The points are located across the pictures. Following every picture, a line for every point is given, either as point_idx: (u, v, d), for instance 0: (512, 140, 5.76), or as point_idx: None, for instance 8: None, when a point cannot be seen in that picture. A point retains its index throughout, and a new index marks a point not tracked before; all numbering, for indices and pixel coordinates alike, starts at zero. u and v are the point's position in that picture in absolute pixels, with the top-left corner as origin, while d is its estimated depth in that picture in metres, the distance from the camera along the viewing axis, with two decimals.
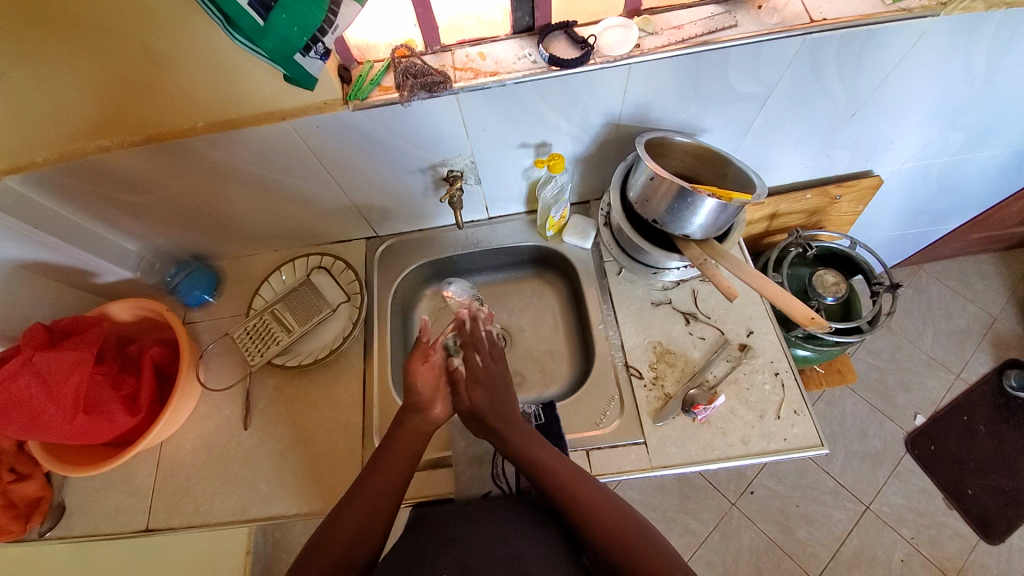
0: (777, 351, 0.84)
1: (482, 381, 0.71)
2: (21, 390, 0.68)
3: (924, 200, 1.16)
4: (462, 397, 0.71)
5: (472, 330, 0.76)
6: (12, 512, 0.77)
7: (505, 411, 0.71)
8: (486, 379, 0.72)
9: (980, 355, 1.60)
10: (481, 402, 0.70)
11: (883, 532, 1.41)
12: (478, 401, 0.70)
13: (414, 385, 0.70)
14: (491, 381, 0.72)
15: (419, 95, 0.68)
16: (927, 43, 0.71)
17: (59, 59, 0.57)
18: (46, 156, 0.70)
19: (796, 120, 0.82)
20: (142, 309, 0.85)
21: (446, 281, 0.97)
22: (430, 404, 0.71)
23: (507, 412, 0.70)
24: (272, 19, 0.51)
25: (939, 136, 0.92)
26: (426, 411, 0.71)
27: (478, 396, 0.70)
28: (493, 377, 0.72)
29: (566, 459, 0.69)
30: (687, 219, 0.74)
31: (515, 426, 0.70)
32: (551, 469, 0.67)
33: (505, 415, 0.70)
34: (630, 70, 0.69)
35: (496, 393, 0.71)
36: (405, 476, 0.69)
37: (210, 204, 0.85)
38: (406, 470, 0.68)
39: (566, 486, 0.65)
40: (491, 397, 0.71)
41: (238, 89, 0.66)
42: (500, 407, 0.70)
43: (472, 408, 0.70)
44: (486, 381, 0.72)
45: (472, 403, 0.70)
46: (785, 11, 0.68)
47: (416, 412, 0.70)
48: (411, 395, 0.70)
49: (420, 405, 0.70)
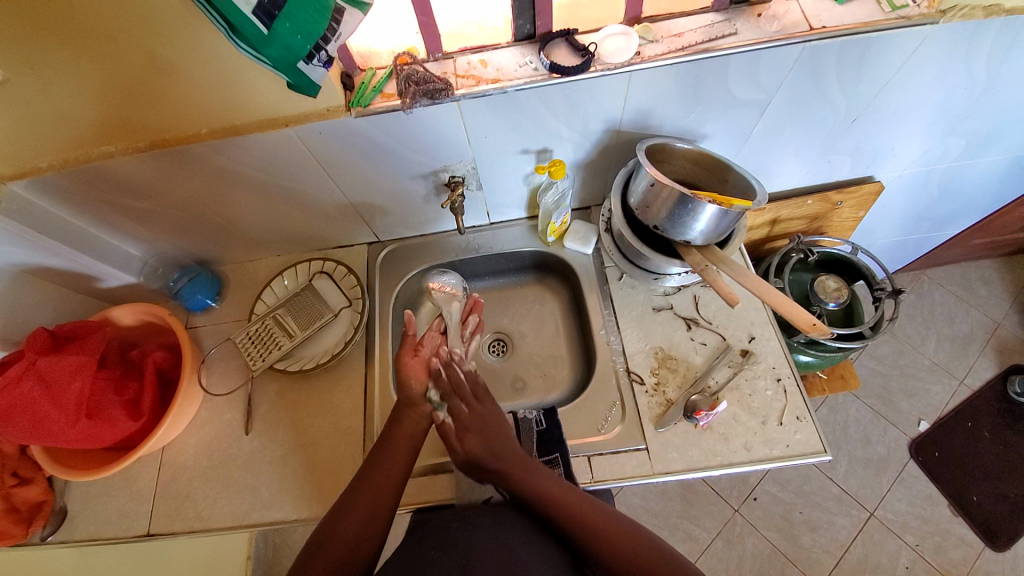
0: (779, 356, 0.84)
1: (470, 428, 0.74)
2: (24, 394, 0.68)
3: (926, 206, 1.16)
4: (456, 447, 0.74)
5: (450, 376, 0.78)
6: (13, 517, 0.77)
7: (499, 447, 0.72)
8: (475, 421, 0.75)
9: (984, 361, 1.59)
10: (473, 449, 0.72)
11: (887, 539, 1.40)
12: (472, 449, 0.72)
13: (408, 379, 0.76)
14: (479, 425, 0.74)
15: (421, 102, 0.69)
16: (926, 49, 0.71)
17: (65, 66, 0.58)
18: (51, 161, 0.71)
19: (797, 126, 0.82)
20: (146, 314, 0.86)
21: (438, 271, 0.95)
22: (421, 400, 0.75)
23: (500, 446, 0.73)
24: (276, 28, 0.52)
25: (939, 142, 0.92)
26: (420, 408, 0.75)
27: (471, 443, 0.73)
28: (482, 417, 0.75)
29: (566, 483, 0.69)
30: (687, 225, 0.74)
31: (511, 457, 0.71)
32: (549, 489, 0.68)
33: (499, 451, 0.72)
34: (630, 78, 0.69)
35: (487, 433, 0.74)
36: (404, 475, 0.70)
37: (213, 209, 0.86)
38: (403, 470, 0.69)
39: (566, 502, 0.66)
40: (480, 436, 0.73)
41: (241, 96, 0.66)
42: (492, 447, 0.72)
43: (466, 455, 0.73)
44: (475, 425, 0.74)
45: (467, 452, 0.73)
46: (785, 19, 0.68)
47: (411, 408, 0.75)
48: (406, 388, 0.76)
49: (413, 400, 0.75)
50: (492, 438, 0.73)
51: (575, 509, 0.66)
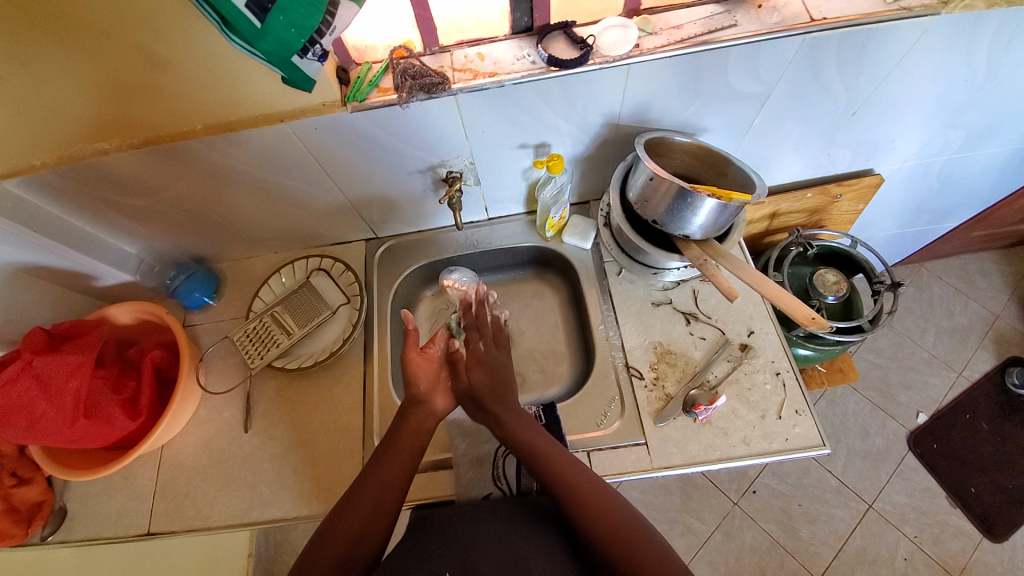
0: (778, 350, 0.84)
1: (482, 362, 0.77)
2: (21, 395, 0.68)
3: (926, 198, 1.16)
4: (462, 377, 0.77)
5: (477, 313, 0.81)
6: (13, 517, 0.77)
7: (513, 412, 0.74)
8: (484, 358, 0.78)
9: (982, 353, 1.60)
10: (478, 381, 0.76)
11: (886, 531, 1.40)
12: (476, 382, 0.76)
13: (415, 377, 0.75)
14: (491, 365, 0.77)
15: (418, 96, 0.68)
16: (927, 41, 0.70)
17: (56, 61, 0.57)
18: (44, 159, 0.70)
19: (797, 118, 0.82)
20: (143, 312, 0.85)
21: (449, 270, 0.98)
22: (430, 398, 0.75)
23: (504, 394, 0.76)
24: (269, 21, 0.51)
25: (939, 135, 0.91)
26: (428, 403, 0.75)
27: (475, 376, 0.76)
28: (489, 360, 0.78)
29: (571, 458, 0.69)
30: (687, 220, 0.74)
31: (525, 427, 0.73)
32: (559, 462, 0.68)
33: (500, 395, 0.75)
34: (630, 70, 0.68)
35: (494, 373, 0.77)
36: (409, 474, 0.69)
37: (209, 206, 0.85)
38: (407, 469, 0.69)
39: (571, 477, 0.66)
40: (490, 378, 0.76)
41: (236, 92, 0.66)
42: (496, 386, 0.76)
43: (469, 388, 0.76)
44: (486, 361, 0.77)
45: (468, 383, 0.76)
46: (785, 10, 0.68)
47: (418, 406, 0.74)
48: (412, 386, 0.75)
49: (420, 398, 0.75)
50: (500, 385, 0.76)
51: (580, 487, 0.65)
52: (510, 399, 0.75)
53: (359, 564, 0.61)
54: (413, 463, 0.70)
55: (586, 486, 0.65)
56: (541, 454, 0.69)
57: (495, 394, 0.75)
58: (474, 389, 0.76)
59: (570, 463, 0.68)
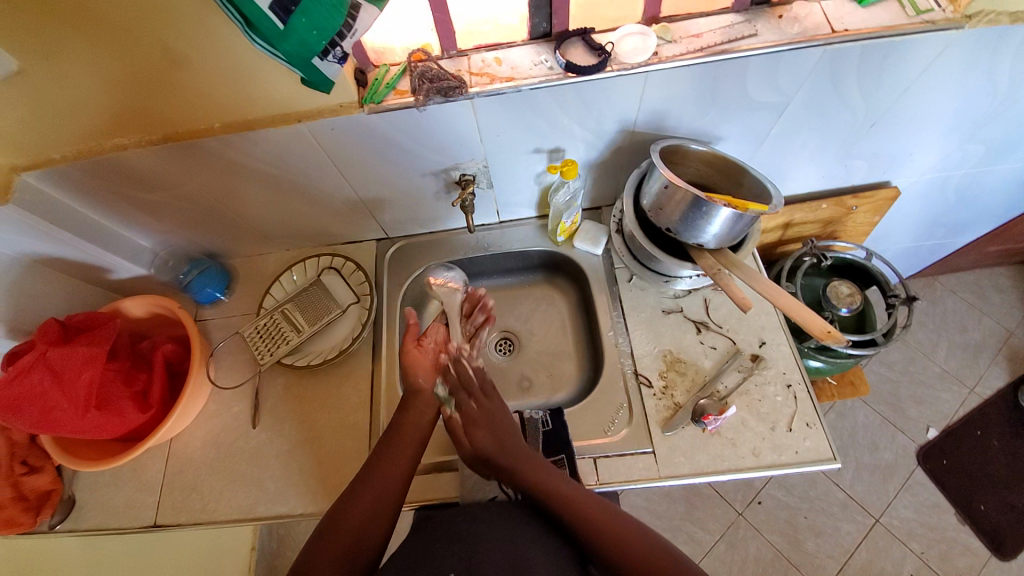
0: (790, 362, 0.83)
1: (479, 422, 0.75)
2: (34, 385, 0.69)
3: (942, 212, 1.14)
4: (465, 442, 0.75)
5: (458, 372, 0.80)
6: (21, 505, 0.78)
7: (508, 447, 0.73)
8: (482, 413, 0.77)
9: (995, 369, 1.57)
10: (482, 443, 0.74)
11: (892, 547, 1.39)
12: (481, 443, 0.74)
13: (413, 368, 0.77)
14: (488, 421, 0.76)
15: (435, 99, 0.68)
16: (949, 54, 0.69)
17: (80, 57, 0.58)
18: (65, 153, 0.71)
19: (814, 129, 0.81)
20: (156, 306, 0.86)
21: (443, 268, 0.91)
22: (425, 388, 0.77)
23: (508, 443, 0.73)
24: (292, 24, 0.52)
25: (959, 148, 0.90)
26: (425, 395, 0.76)
27: (478, 438, 0.74)
28: (489, 412, 0.77)
29: (569, 480, 0.69)
30: (700, 228, 0.73)
31: (522, 458, 0.71)
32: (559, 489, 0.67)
33: (506, 448, 0.73)
34: (647, 78, 0.68)
35: (495, 430, 0.75)
36: (409, 472, 0.70)
37: (224, 203, 0.85)
38: (410, 467, 0.70)
39: (571, 499, 0.66)
40: (489, 433, 0.74)
41: (255, 91, 0.66)
42: (502, 444, 0.73)
43: (475, 450, 0.74)
44: (483, 420, 0.76)
45: (474, 447, 0.74)
46: (807, 21, 0.68)
47: (416, 397, 0.76)
48: (410, 376, 0.77)
49: (418, 389, 0.77)
50: (500, 434, 0.74)
51: (582, 510, 0.65)
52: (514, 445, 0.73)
53: (361, 561, 0.61)
54: (414, 460, 0.71)
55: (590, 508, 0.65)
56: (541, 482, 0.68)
57: (501, 449, 0.72)
58: (484, 452, 0.73)
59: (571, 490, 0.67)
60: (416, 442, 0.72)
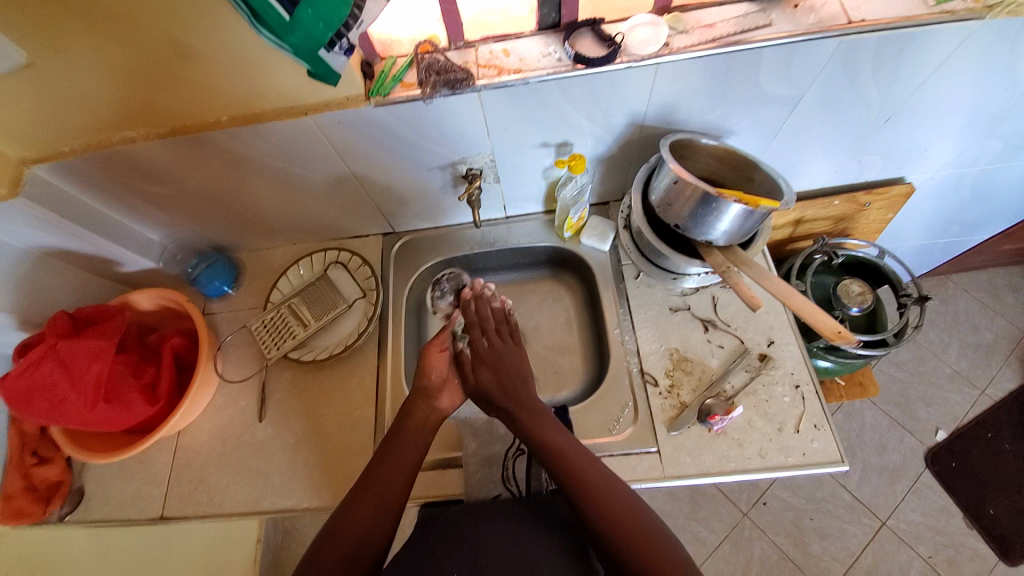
0: (798, 362, 0.82)
1: (487, 360, 0.76)
2: (44, 376, 0.70)
3: (957, 210, 1.12)
4: (469, 376, 0.76)
5: (478, 310, 0.80)
6: (32, 496, 0.80)
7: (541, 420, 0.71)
8: (488, 358, 0.76)
9: (1008, 372, 1.54)
10: (485, 381, 0.74)
11: (900, 549, 1.37)
12: (484, 381, 0.74)
13: (429, 371, 0.76)
14: (495, 361, 0.76)
15: (442, 91, 0.67)
16: (969, 47, 0.68)
17: (86, 49, 0.58)
18: (73, 146, 0.71)
19: (828, 124, 0.80)
20: (164, 299, 0.86)
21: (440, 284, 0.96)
22: (437, 395, 0.75)
23: (513, 386, 0.74)
24: (298, 14, 0.51)
25: (975, 145, 0.88)
26: (434, 399, 0.75)
27: (483, 375, 0.75)
28: (498, 357, 0.76)
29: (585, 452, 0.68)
30: (710, 225, 0.72)
31: (554, 436, 0.69)
32: (586, 475, 0.65)
33: (512, 391, 0.74)
34: (658, 70, 0.67)
35: (501, 370, 0.75)
36: (411, 469, 0.69)
37: (230, 196, 0.85)
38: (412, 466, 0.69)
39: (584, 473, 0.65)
40: (490, 376, 0.75)
41: (263, 84, 0.66)
42: (503, 384, 0.74)
43: (478, 387, 0.75)
44: (493, 360, 0.76)
45: (478, 385, 0.75)
46: (822, 11, 0.66)
47: (423, 398, 0.74)
48: (425, 378, 0.75)
49: (430, 392, 0.75)
50: (507, 383, 0.74)
51: (604, 503, 0.62)
52: (522, 395, 0.74)
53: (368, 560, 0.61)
54: (418, 460, 0.70)
55: (613, 502, 0.62)
56: (569, 462, 0.66)
57: (509, 395, 0.73)
58: (484, 389, 0.74)
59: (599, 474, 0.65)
60: (417, 440, 0.71)
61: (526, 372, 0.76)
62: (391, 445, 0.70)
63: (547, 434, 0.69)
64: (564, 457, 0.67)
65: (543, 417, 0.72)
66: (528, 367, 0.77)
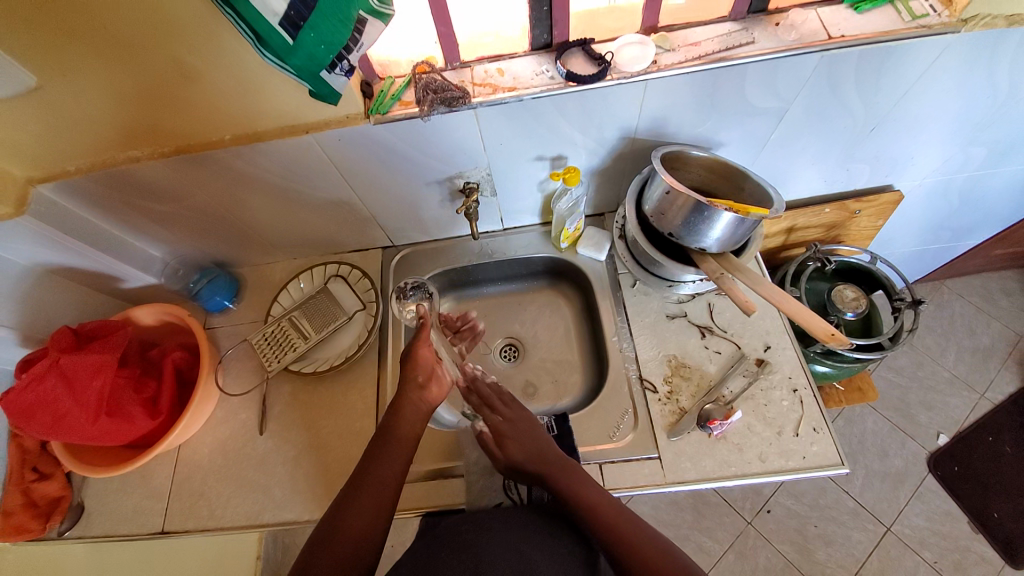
0: (795, 366, 0.83)
1: (508, 433, 0.74)
2: (47, 392, 0.70)
3: (947, 216, 1.14)
4: (497, 453, 0.74)
5: (479, 391, 0.81)
6: (31, 512, 0.79)
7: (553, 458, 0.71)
8: (506, 430, 0.75)
9: (1005, 375, 1.55)
10: (515, 454, 0.72)
11: (905, 555, 1.36)
12: (514, 455, 0.72)
13: (417, 362, 0.76)
14: (517, 431, 0.74)
15: (439, 109, 0.69)
16: (947, 59, 0.70)
17: (93, 72, 0.60)
18: (78, 165, 0.73)
19: (815, 134, 0.82)
20: (166, 314, 0.87)
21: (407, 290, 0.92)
22: (427, 385, 0.75)
23: (541, 453, 0.71)
24: (301, 38, 0.53)
25: (961, 152, 0.90)
26: (425, 390, 0.74)
27: (510, 449, 0.73)
28: (514, 429, 0.74)
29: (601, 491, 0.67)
30: (702, 232, 0.74)
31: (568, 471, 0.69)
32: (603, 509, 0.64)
33: (539, 457, 0.71)
34: (647, 86, 0.70)
35: (525, 440, 0.73)
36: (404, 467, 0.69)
37: (232, 212, 0.87)
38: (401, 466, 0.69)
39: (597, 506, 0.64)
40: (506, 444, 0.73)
41: (267, 105, 0.68)
42: (533, 451, 0.71)
43: (509, 462, 0.72)
44: (512, 432, 0.74)
45: (507, 458, 0.73)
46: (803, 28, 0.69)
47: (414, 391, 0.74)
48: (413, 370, 0.75)
49: (420, 383, 0.75)
50: (522, 444, 0.72)
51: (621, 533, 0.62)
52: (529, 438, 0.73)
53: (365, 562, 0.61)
54: (407, 459, 0.70)
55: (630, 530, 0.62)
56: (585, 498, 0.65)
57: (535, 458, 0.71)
58: (513, 463, 0.72)
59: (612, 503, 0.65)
60: (408, 441, 0.71)
61: (541, 436, 0.74)
62: (382, 445, 0.69)
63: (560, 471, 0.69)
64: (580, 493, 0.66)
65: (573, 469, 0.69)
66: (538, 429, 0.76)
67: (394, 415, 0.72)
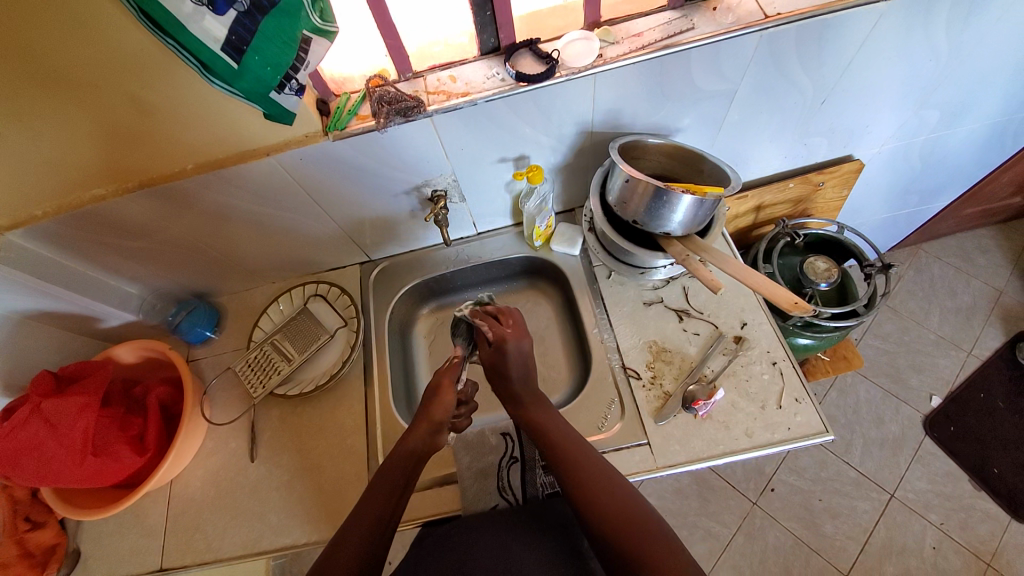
0: (772, 340, 0.84)
1: (510, 352, 0.74)
2: (30, 436, 0.69)
3: (911, 180, 1.17)
4: (487, 358, 0.76)
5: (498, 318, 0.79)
6: (27, 561, 0.78)
7: (577, 452, 0.67)
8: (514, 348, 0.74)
9: (990, 331, 1.58)
10: (512, 371, 0.74)
11: (911, 519, 1.37)
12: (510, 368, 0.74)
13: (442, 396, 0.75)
14: (520, 355, 0.75)
15: (396, 120, 0.71)
16: (884, 26, 0.73)
17: (50, 114, 0.61)
18: (46, 210, 0.73)
19: (769, 111, 0.84)
20: (147, 350, 0.87)
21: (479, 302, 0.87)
22: (439, 430, 0.73)
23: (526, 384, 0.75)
24: (246, 61, 0.55)
25: (915, 115, 0.93)
26: (436, 435, 0.73)
27: (512, 360, 0.74)
28: (521, 348, 0.75)
29: (630, 490, 0.63)
30: (666, 217, 0.75)
31: (593, 472, 0.64)
32: (628, 517, 0.59)
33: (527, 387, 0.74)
34: (596, 80, 0.71)
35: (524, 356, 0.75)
36: (407, 477, 0.69)
37: (205, 241, 0.87)
38: (401, 472, 0.68)
39: (614, 505, 0.61)
40: (529, 414, 0.73)
41: (226, 133, 0.69)
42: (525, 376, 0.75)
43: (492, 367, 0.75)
44: (518, 352, 0.75)
45: (492, 360, 0.75)
46: (739, 10, 0.71)
47: (433, 431, 0.73)
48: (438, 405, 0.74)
49: (435, 425, 0.73)
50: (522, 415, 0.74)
51: (650, 546, 0.56)
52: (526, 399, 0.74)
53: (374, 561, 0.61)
54: (412, 472, 0.69)
55: (659, 544, 0.57)
56: (613, 509, 0.60)
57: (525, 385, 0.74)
58: (495, 365, 0.75)
59: (636, 505, 0.61)
60: (409, 459, 0.70)
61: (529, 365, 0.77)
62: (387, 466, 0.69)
63: (583, 474, 0.64)
64: (607, 503, 0.61)
65: (592, 462, 0.66)
66: (561, 418, 0.73)
67: (396, 452, 0.71)
